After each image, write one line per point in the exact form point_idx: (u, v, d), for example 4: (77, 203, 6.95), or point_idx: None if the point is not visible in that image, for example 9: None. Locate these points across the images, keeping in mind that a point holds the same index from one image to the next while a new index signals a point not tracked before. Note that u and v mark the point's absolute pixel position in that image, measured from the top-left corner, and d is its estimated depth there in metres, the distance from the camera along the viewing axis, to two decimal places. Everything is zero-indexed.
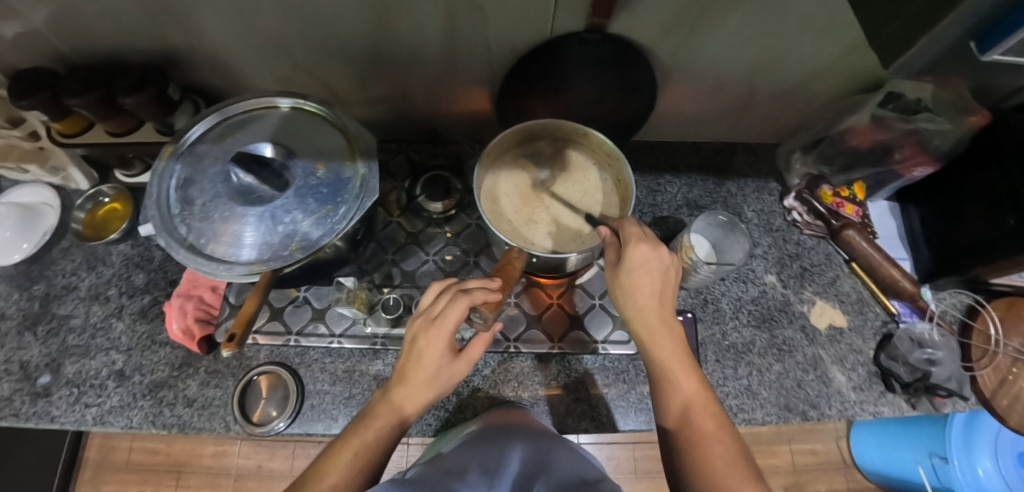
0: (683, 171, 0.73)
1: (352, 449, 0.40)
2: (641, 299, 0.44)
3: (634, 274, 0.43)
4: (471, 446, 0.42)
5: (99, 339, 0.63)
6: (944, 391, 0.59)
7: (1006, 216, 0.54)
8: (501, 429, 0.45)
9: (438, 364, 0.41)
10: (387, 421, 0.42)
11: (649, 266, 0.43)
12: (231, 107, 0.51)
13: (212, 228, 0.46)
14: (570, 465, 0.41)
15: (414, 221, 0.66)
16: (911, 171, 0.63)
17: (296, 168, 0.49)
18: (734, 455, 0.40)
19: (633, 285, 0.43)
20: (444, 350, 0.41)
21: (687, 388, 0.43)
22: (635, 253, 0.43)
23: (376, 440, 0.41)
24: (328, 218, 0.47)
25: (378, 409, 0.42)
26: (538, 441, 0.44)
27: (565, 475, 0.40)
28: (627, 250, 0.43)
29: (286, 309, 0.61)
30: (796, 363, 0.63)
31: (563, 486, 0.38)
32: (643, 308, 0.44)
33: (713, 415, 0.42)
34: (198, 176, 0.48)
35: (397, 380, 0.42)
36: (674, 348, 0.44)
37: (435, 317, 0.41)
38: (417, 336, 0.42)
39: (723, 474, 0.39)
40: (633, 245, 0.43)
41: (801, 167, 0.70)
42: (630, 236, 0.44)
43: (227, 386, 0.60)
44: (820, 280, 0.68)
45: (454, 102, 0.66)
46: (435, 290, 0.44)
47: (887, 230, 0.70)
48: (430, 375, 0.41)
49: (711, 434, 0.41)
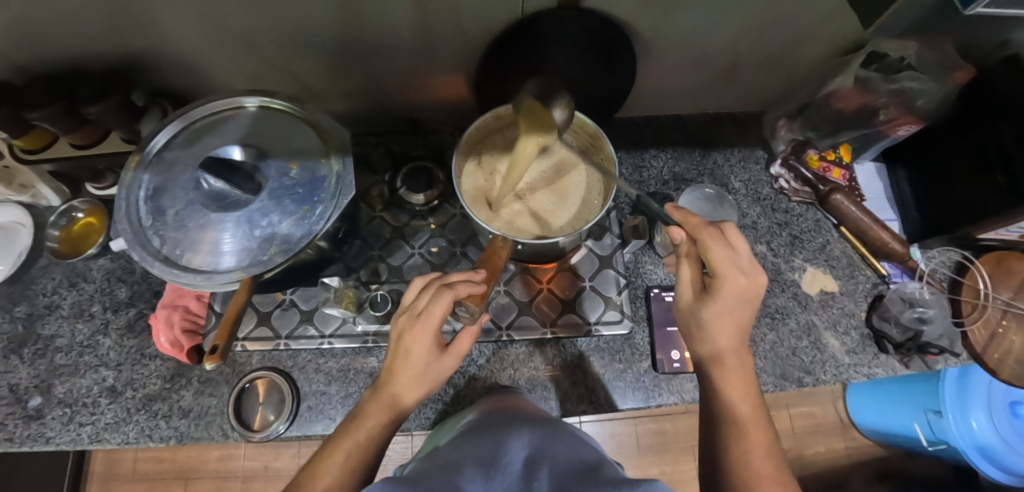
0: (669, 145, 0.72)
1: (345, 450, 0.40)
2: (720, 337, 0.42)
3: (722, 306, 0.41)
4: (462, 440, 0.41)
5: (88, 357, 0.62)
6: (934, 348, 0.60)
7: (994, 173, 0.54)
8: (498, 418, 0.45)
9: (426, 360, 0.40)
10: (378, 422, 0.41)
11: (740, 299, 0.41)
12: (196, 111, 0.49)
13: (188, 237, 0.44)
14: (563, 449, 0.40)
15: (399, 215, 0.65)
16: (897, 130, 0.62)
17: (269, 170, 0.46)
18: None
19: (716, 322, 0.42)
20: (431, 346, 0.39)
21: (750, 427, 0.42)
22: (729, 286, 0.41)
23: (368, 441, 0.40)
24: (306, 218, 0.45)
25: (370, 408, 0.41)
26: (534, 428, 0.43)
27: (565, 460, 0.38)
28: (719, 281, 0.41)
29: (274, 313, 0.60)
30: (789, 331, 0.64)
31: (564, 471, 0.37)
32: (724, 342, 0.42)
33: (766, 452, 0.41)
34: (168, 185, 0.46)
35: (386, 378, 0.41)
36: (743, 384, 0.43)
37: (420, 313, 0.40)
38: (402, 333, 0.40)
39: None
40: (729, 278, 0.41)
41: (786, 134, 0.70)
42: (723, 269, 0.41)
43: (221, 394, 0.59)
44: (810, 247, 0.68)
45: (430, 90, 0.64)
46: (418, 285, 0.43)
47: (876, 192, 0.70)
48: (419, 372, 0.40)
49: (768, 476, 0.40)
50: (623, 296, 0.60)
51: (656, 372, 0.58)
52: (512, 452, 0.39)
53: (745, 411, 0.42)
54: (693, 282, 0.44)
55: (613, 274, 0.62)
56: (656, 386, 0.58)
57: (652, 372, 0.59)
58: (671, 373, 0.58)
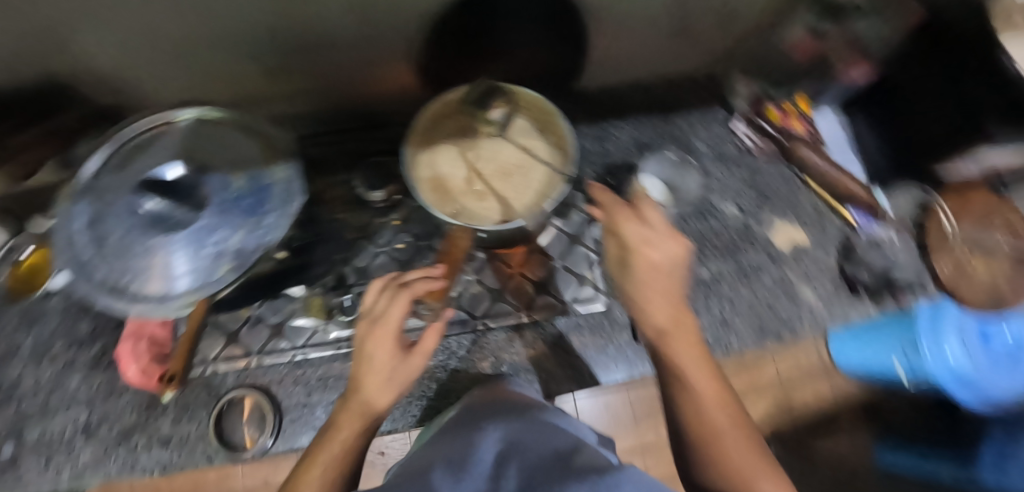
0: (630, 113, 0.71)
1: (321, 464, 0.37)
2: (648, 298, 0.43)
3: (638, 277, 0.44)
4: (436, 443, 0.38)
5: (56, 398, 0.60)
6: (902, 286, 0.67)
7: (948, 112, 0.55)
8: (476, 413, 0.43)
9: (391, 363, 0.39)
10: (352, 431, 0.39)
11: (655, 269, 0.44)
12: (126, 131, 0.46)
13: (134, 266, 0.42)
14: (541, 440, 0.36)
15: (360, 215, 0.62)
16: (852, 74, 0.63)
17: (211, 183, 0.44)
18: (748, 445, 0.39)
19: (639, 286, 0.44)
20: (393, 346, 0.39)
21: (701, 384, 0.41)
22: (639, 258, 0.44)
23: (345, 452, 0.38)
24: (257, 230, 0.42)
25: (341, 420, 0.39)
26: (509, 423, 0.39)
27: (540, 451, 0.34)
28: (630, 254, 0.44)
29: (242, 330, 0.58)
30: (765, 287, 0.65)
31: (535, 463, 0.32)
32: (653, 301, 0.43)
33: (724, 408, 0.40)
34: (106, 213, 0.43)
35: (353, 387, 0.40)
36: (685, 344, 0.43)
37: (377, 318, 0.40)
38: (362, 340, 0.39)
39: (741, 466, 0.38)
40: (639, 251, 0.44)
41: (744, 90, 0.68)
42: (631, 241, 0.44)
43: (200, 419, 0.58)
44: (778, 201, 0.68)
45: (380, 83, 0.61)
46: (374, 290, 0.42)
47: (836, 140, 0.69)
48: (385, 376, 0.39)
49: (724, 427, 0.39)
50: (596, 272, 0.60)
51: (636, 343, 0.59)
52: (482, 450, 0.34)
53: (691, 369, 0.41)
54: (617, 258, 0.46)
55: (584, 251, 0.60)
56: (637, 356, 0.59)
57: (632, 344, 0.59)
58: None
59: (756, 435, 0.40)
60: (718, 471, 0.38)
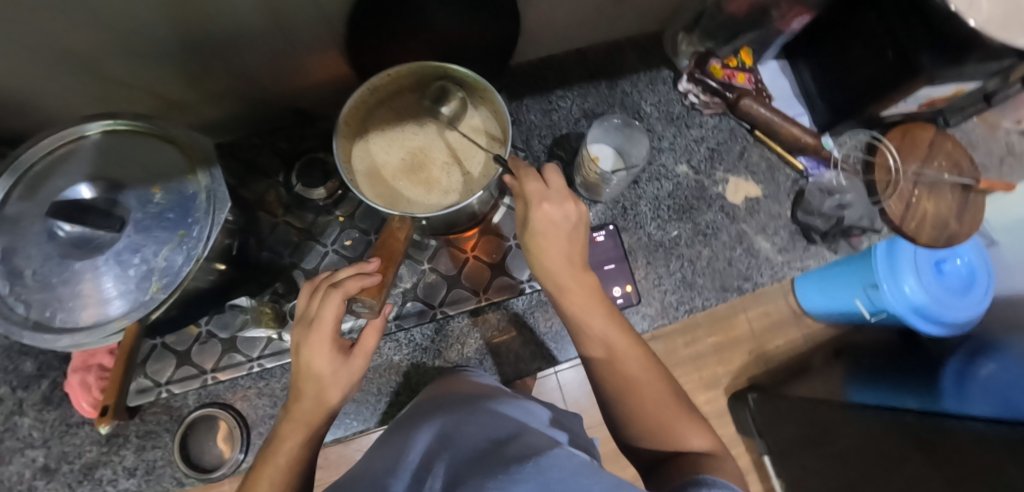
0: (574, 83, 0.69)
1: (266, 478, 0.37)
2: (549, 261, 0.43)
3: (539, 238, 0.42)
4: (382, 446, 0.40)
5: (8, 442, 0.57)
6: (857, 229, 0.64)
7: (884, 50, 0.54)
8: (428, 407, 0.43)
9: (331, 366, 0.38)
10: (298, 441, 0.38)
11: (555, 227, 0.42)
12: (29, 152, 0.42)
13: (57, 295, 0.40)
14: (476, 431, 0.35)
15: (303, 215, 0.60)
16: (791, 23, 0.60)
17: (129, 200, 0.41)
18: (659, 389, 0.42)
19: (539, 247, 0.43)
20: (331, 354, 0.38)
21: (611, 338, 0.44)
22: (539, 215, 0.41)
23: (291, 463, 0.38)
24: (184, 244, 0.40)
25: (284, 430, 0.39)
26: (448, 417, 0.39)
27: (473, 442, 0.33)
28: (530, 212, 0.41)
29: (193, 349, 0.56)
30: (722, 244, 0.65)
31: (467, 455, 0.31)
32: (556, 266, 0.43)
33: (637, 356, 0.43)
34: (18, 242, 0.40)
35: (295, 395, 0.39)
36: (589, 301, 0.44)
37: (312, 322, 0.38)
38: (300, 346, 0.38)
39: (659, 415, 0.41)
40: (535, 208, 0.41)
41: (688, 48, 0.69)
42: (531, 198, 0.41)
43: (165, 443, 0.56)
44: (729, 157, 0.68)
45: (307, 73, 0.58)
46: (307, 292, 0.40)
47: (783, 91, 0.71)
48: (327, 382, 0.38)
49: (635, 376, 0.43)
50: None
51: None
52: (417, 448, 0.36)
53: (600, 326, 0.44)
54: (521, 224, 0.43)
55: None
56: None
57: None
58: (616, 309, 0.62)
59: (669, 376, 0.44)
60: (635, 419, 0.42)
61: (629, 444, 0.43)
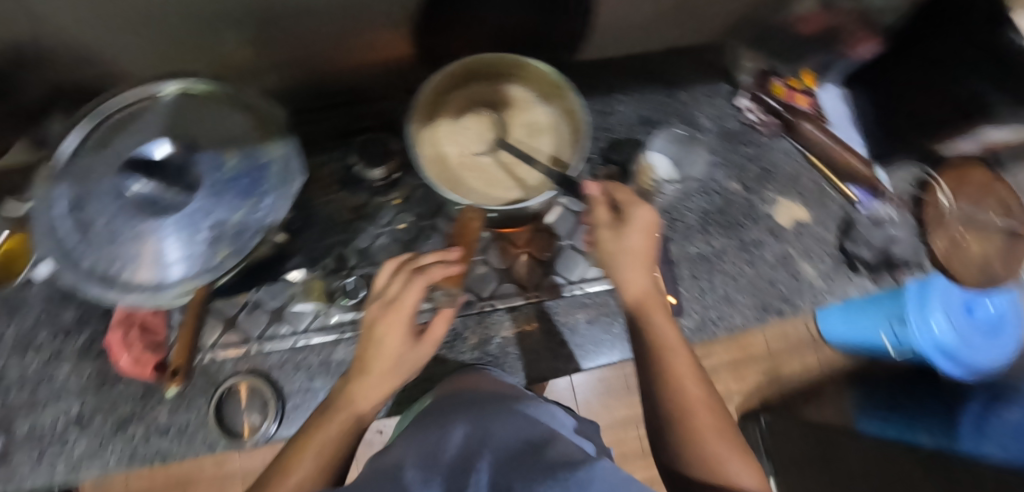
0: (631, 87, 0.68)
1: (320, 442, 0.36)
2: (633, 263, 0.43)
3: (631, 237, 0.43)
4: (412, 435, 0.36)
5: (44, 390, 0.58)
6: (901, 264, 0.65)
7: (954, 83, 0.53)
8: (451, 403, 0.43)
9: (400, 351, 0.38)
10: (354, 412, 0.38)
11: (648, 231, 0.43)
12: (106, 104, 0.42)
13: (122, 252, 0.39)
14: (507, 430, 0.35)
15: (356, 193, 0.60)
16: (857, 49, 0.62)
17: (201, 162, 0.41)
18: (717, 417, 0.40)
19: (629, 249, 0.43)
20: (405, 334, 0.38)
21: (676, 352, 0.42)
22: (640, 216, 0.43)
23: (343, 433, 0.37)
24: (255, 213, 0.41)
25: (341, 402, 0.38)
26: (474, 416, 0.38)
27: (509, 439, 0.33)
28: (630, 212, 0.43)
29: (240, 316, 0.57)
30: (767, 264, 0.65)
31: (510, 450, 0.31)
32: (635, 270, 0.43)
33: (696, 376, 0.41)
34: (88, 195, 0.41)
35: (359, 370, 0.39)
36: (660, 311, 0.44)
37: (392, 301, 0.39)
38: (375, 322, 0.39)
39: (713, 445, 0.38)
40: (637, 208, 0.43)
41: (750, 64, 0.68)
42: (633, 201, 0.44)
43: (199, 408, 0.56)
44: (780, 178, 0.68)
45: (364, 52, 0.57)
46: (391, 269, 0.42)
47: (840, 114, 0.68)
48: (392, 365, 0.38)
49: (697, 397, 0.40)
50: None
51: None
52: (454, 436, 0.34)
53: (669, 337, 0.43)
54: (609, 221, 0.44)
55: None
56: None
57: None
58: None
59: (725, 406, 0.41)
60: (691, 445, 0.38)
61: (672, 471, 0.39)
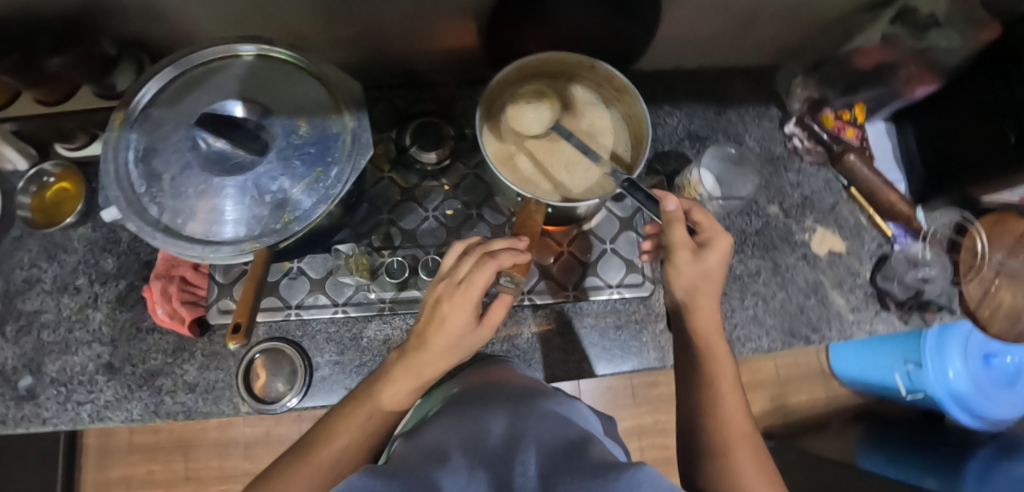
0: (682, 100, 0.69)
1: (366, 412, 0.40)
2: (706, 290, 0.45)
3: (713, 262, 0.44)
4: (450, 417, 0.35)
5: (78, 333, 0.59)
6: (935, 305, 0.63)
7: (1005, 133, 0.53)
8: (478, 392, 0.40)
9: (461, 330, 0.39)
10: (409, 385, 0.40)
11: (725, 259, 0.45)
12: (186, 61, 0.44)
13: (187, 205, 0.40)
14: (547, 426, 0.33)
15: (407, 176, 0.62)
16: (914, 90, 0.61)
17: (275, 127, 0.42)
18: (757, 457, 0.40)
19: (707, 276, 0.44)
20: (470, 315, 0.38)
21: (728, 385, 0.43)
22: (722, 243, 0.44)
23: (393, 408, 0.41)
24: (320, 182, 0.42)
25: (398, 372, 0.41)
26: (510, 408, 0.36)
27: (551, 437, 0.32)
28: (714, 238, 0.44)
29: (282, 282, 0.58)
30: (799, 289, 0.65)
31: (555, 448, 0.30)
32: (706, 295, 0.45)
33: (741, 412, 0.42)
34: (159, 146, 0.42)
35: (417, 344, 0.40)
36: (720, 341, 0.46)
37: (460, 283, 0.39)
38: (441, 299, 0.39)
39: (751, 479, 0.39)
40: (721, 235, 0.44)
41: (802, 92, 0.69)
42: (717, 228, 0.45)
43: (229, 367, 0.57)
44: (820, 207, 0.68)
45: (435, 40, 0.58)
46: (459, 250, 0.42)
47: (884, 152, 0.70)
48: (452, 342, 0.39)
49: (740, 432, 0.41)
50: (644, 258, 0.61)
51: None
52: (494, 430, 0.33)
53: (724, 370, 0.44)
54: (689, 245, 0.43)
55: (634, 236, 0.61)
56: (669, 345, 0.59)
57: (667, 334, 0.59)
58: None
59: (765, 448, 0.42)
60: (727, 477, 0.39)
61: None
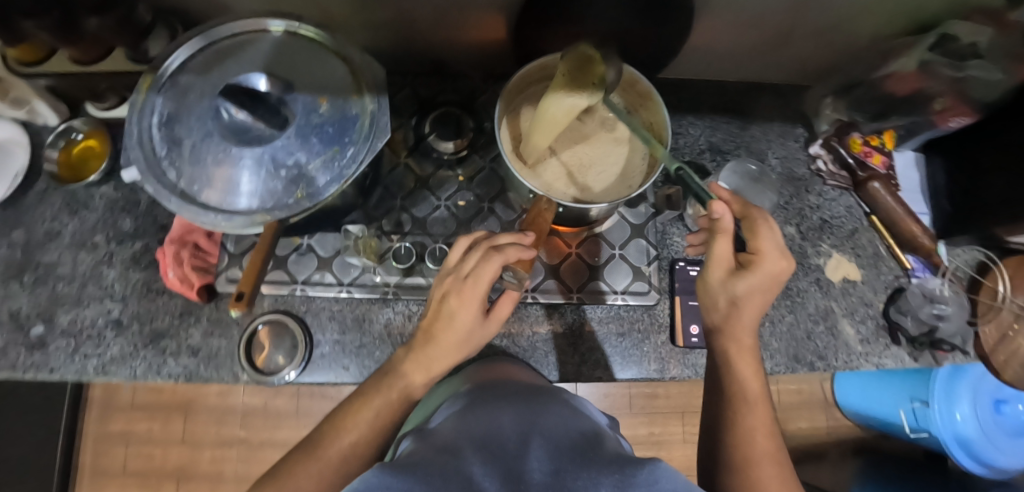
0: (706, 113, 0.68)
1: (375, 408, 0.40)
2: (748, 311, 0.43)
3: (756, 283, 0.42)
4: (462, 415, 0.34)
5: (91, 288, 0.60)
6: (948, 345, 0.61)
7: None
8: (488, 390, 0.39)
9: (470, 325, 0.39)
10: (421, 379, 0.41)
11: (768, 283, 0.42)
12: (217, 32, 0.44)
13: (204, 172, 0.41)
14: (558, 421, 0.33)
15: (423, 163, 0.62)
16: (947, 122, 0.59)
17: (296, 104, 0.43)
18: (783, 478, 0.40)
19: (748, 297, 0.42)
20: (478, 311, 0.38)
21: (756, 404, 0.43)
22: (768, 268, 0.41)
23: (399, 400, 0.41)
24: (336, 161, 0.42)
25: (408, 367, 0.41)
26: (522, 406, 0.36)
27: (562, 432, 0.32)
28: (758, 262, 0.41)
29: (291, 257, 0.59)
30: (808, 314, 0.64)
31: (569, 446, 0.30)
32: (745, 316, 0.43)
33: (768, 429, 0.42)
34: (182, 112, 0.42)
35: (426, 339, 0.41)
36: (750, 362, 0.44)
37: (467, 276, 0.39)
38: (448, 294, 0.39)
39: None
40: (770, 259, 0.41)
41: (831, 114, 0.67)
42: (767, 253, 0.41)
43: (232, 336, 0.58)
44: (838, 233, 0.67)
45: (465, 31, 0.58)
46: (463, 245, 0.42)
47: (911, 183, 0.68)
48: (462, 337, 0.40)
49: (767, 453, 0.41)
50: (652, 267, 0.60)
51: (671, 344, 0.58)
52: (506, 425, 0.32)
53: (752, 390, 0.43)
54: (725, 263, 0.43)
55: (644, 244, 0.61)
56: (669, 357, 0.58)
57: (668, 345, 0.59)
58: (687, 347, 0.58)
59: (791, 468, 0.41)
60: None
61: None
